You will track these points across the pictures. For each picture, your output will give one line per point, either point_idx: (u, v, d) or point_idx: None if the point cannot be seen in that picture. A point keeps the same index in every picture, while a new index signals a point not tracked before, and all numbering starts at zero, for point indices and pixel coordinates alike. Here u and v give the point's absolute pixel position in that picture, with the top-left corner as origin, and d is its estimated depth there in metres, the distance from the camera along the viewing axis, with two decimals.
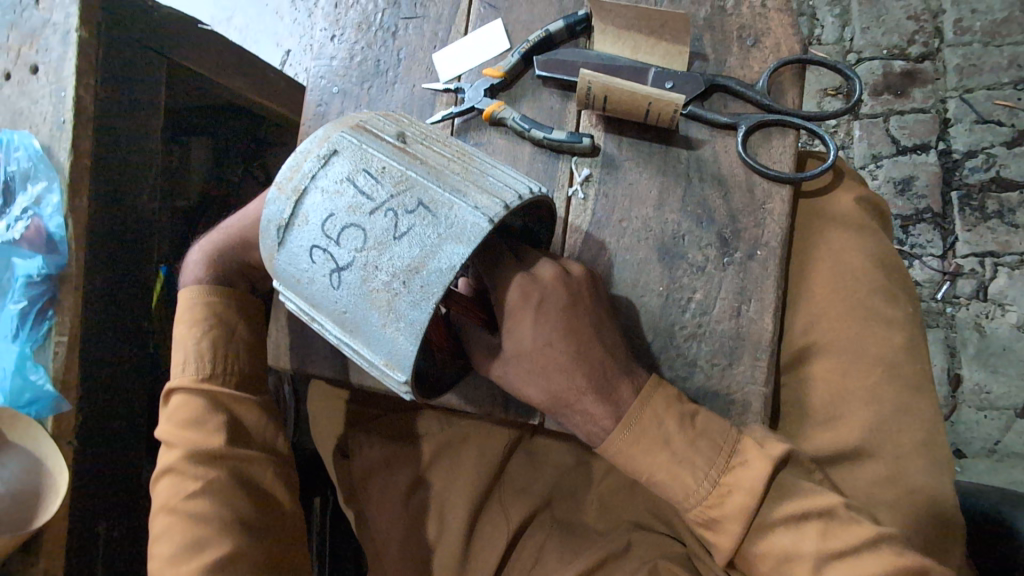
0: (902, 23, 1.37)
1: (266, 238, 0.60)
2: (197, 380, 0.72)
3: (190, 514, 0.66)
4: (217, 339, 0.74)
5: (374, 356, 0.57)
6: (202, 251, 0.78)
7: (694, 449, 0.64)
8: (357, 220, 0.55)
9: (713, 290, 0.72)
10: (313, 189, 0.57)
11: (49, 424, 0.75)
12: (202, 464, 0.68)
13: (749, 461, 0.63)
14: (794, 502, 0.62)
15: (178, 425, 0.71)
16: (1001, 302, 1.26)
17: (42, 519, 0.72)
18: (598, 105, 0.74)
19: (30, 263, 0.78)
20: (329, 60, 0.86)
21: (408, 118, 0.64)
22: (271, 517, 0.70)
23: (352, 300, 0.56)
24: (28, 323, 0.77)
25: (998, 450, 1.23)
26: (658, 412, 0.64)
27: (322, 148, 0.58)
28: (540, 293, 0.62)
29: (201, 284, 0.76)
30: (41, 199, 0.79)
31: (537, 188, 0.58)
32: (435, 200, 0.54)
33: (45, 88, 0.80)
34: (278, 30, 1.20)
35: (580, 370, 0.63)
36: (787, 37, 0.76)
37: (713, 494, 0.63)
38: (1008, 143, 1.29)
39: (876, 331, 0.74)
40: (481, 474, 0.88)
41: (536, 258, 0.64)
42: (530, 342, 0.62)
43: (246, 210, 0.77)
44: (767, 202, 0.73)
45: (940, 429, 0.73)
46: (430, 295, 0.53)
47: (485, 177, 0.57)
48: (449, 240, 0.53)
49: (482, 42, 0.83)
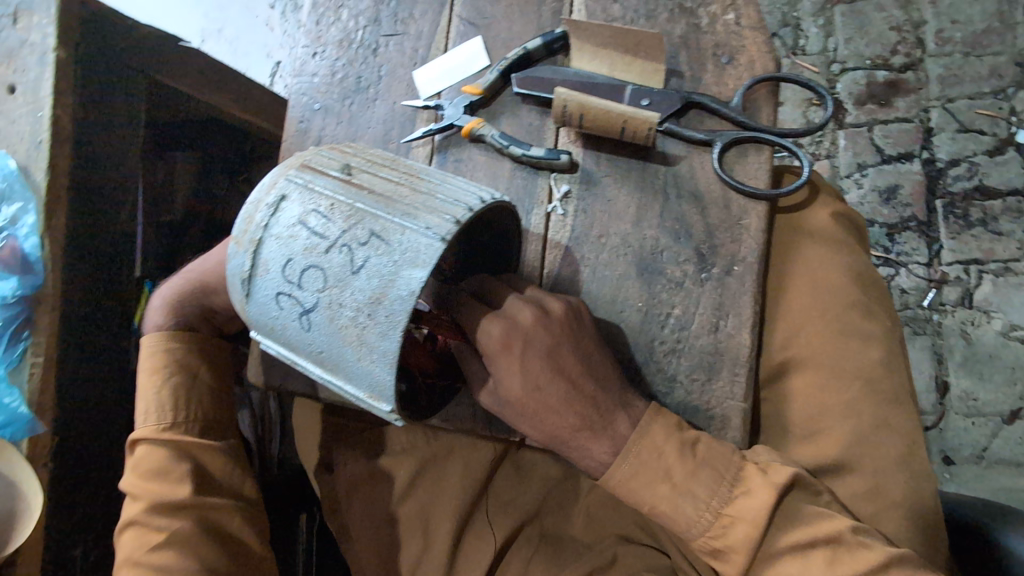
0: (884, 34, 1.38)
1: (235, 291, 0.61)
2: (159, 429, 0.71)
3: (154, 566, 0.65)
4: (179, 388, 0.73)
5: (357, 391, 0.58)
6: (160, 299, 0.76)
7: (683, 463, 0.64)
8: (316, 261, 0.56)
9: (691, 306, 0.72)
10: (268, 237, 0.57)
11: (25, 446, 0.73)
12: (167, 514, 0.68)
13: (755, 490, 0.64)
14: (800, 529, 0.63)
15: (141, 476, 0.70)
16: (986, 309, 1.27)
17: (14, 545, 0.70)
18: (575, 122, 0.74)
19: (2, 283, 0.75)
20: (311, 77, 0.86)
21: (354, 149, 0.63)
22: (241, 560, 0.70)
23: (326, 340, 0.57)
24: (1, 344, 0.75)
25: (986, 457, 1.23)
26: (658, 442, 0.65)
27: (270, 196, 0.58)
28: (522, 340, 0.62)
29: (163, 331, 0.74)
30: (17, 220, 0.78)
31: (488, 196, 0.57)
32: (386, 228, 0.54)
33: (21, 108, 0.79)
34: (268, 42, 1.26)
35: (558, 412, 0.64)
36: (762, 54, 0.77)
37: (716, 524, 0.64)
38: (990, 152, 1.30)
39: (855, 345, 0.75)
40: (466, 490, 0.87)
41: (512, 299, 0.64)
42: (520, 390, 0.63)
43: (209, 257, 0.78)
44: (744, 218, 0.73)
45: (920, 441, 0.73)
46: (396, 324, 0.53)
47: (433, 195, 0.57)
48: (405, 266, 0.53)
49: (461, 59, 0.84)
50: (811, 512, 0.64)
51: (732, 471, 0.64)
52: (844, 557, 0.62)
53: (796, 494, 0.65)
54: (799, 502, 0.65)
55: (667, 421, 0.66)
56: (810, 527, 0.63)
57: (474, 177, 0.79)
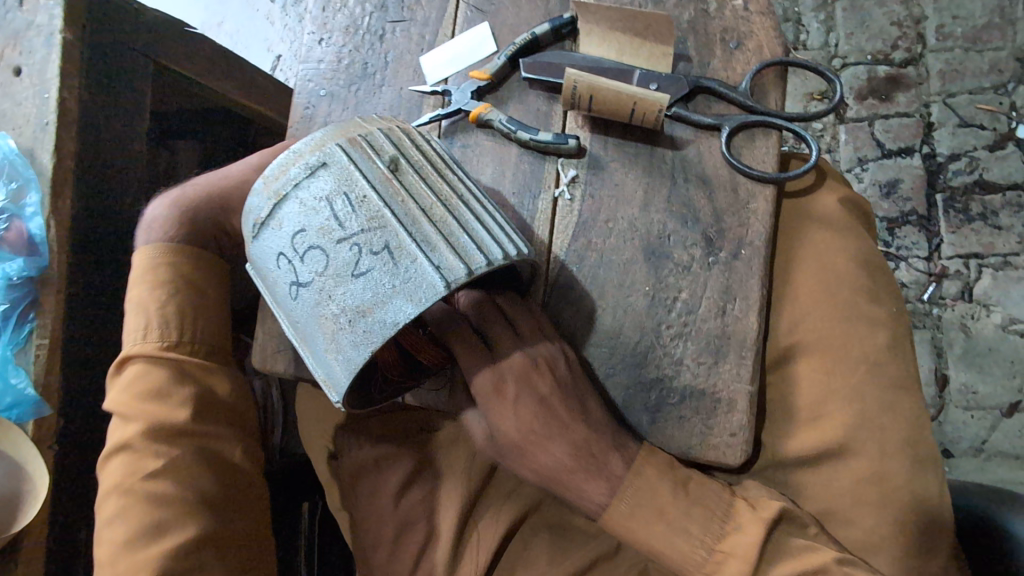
0: (885, 29, 1.39)
1: (245, 226, 0.62)
2: (160, 348, 0.67)
3: (150, 495, 0.62)
4: (184, 306, 0.69)
5: (315, 368, 0.60)
6: (171, 204, 0.72)
7: (677, 503, 0.66)
8: (324, 244, 0.56)
9: (698, 289, 0.72)
10: (293, 197, 0.57)
11: (31, 427, 0.73)
12: (166, 439, 0.64)
13: (744, 526, 0.65)
14: (792, 564, 0.64)
15: (134, 395, 0.65)
16: (986, 303, 1.27)
17: (19, 525, 0.70)
18: (583, 104, 0.75)
19: (9, 264, 0.76)
20: (316, 63, 0.86)
21: (413, 136, 0.62)
22: (238, 499, 0.67)
23: (304, 315, 0.58)
24: (9, 326, 0.75)
25: (985, 449, 1.23)
26: (652, 483, 0.66)
27: (313, 156, 0.57)
28: (513, 388, 0.67)
29: (170, 240, 0.71)
30: (21, 199, 0.77)
31: (511, 251, 0.57)
32: (401, 247, 0.55)
33: (28, 90, 0.79)
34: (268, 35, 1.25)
35: (552, 442, 0.67)
36: (770, 40, 0.77)
37: (708, 560, 0.65)
38: (990, 146, 1.31)
39: (861, 331, 0.75)
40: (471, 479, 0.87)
41: (504, 346, 0.67)
42: (513, 434, 0.67)
43: (230, 170, 0.75)
44: (751, 202, 0.73)
45: (925, 427, 0.74)
46: (371, 341, 0.54)
47: (461, 232, 0.56)
48: (401, 295, 0.54)
49: (468, 44, 0.84)
50: (800, 545, 0.65)
51: (722, 508, 0.66)
52: None
53: (784, 530, 0.66)
54: (788, 537, 0.66)
55: (659, 461, 0.67)
56: (799, 561, 0.64)
57: (481, 161, 0.78)
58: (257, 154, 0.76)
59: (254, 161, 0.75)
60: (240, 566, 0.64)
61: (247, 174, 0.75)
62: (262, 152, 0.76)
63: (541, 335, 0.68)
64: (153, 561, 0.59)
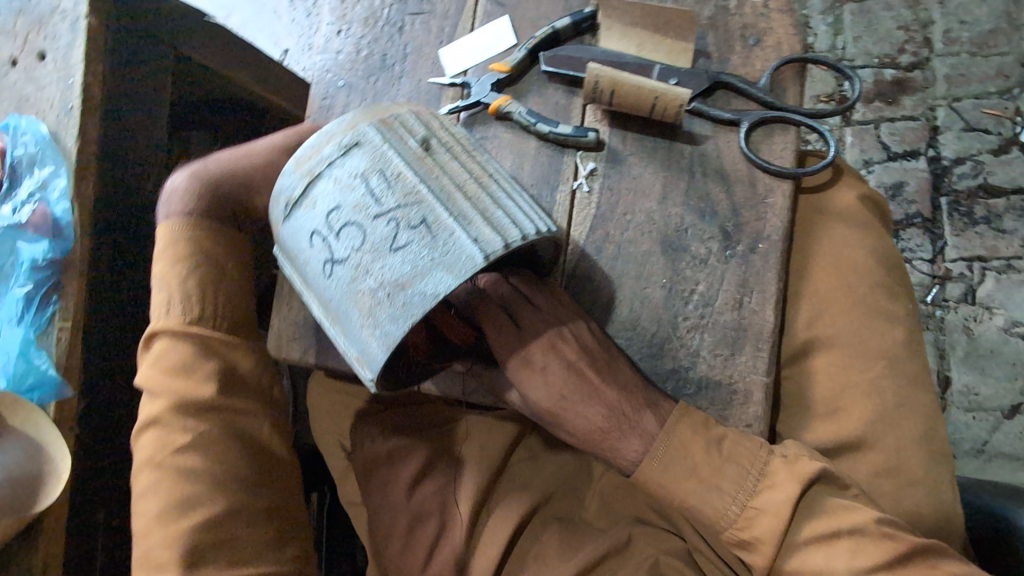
0: (892, 33, 1.40)
1: (275, 208, 0.62)
2: (185, 322, 0.68)
3: (180, 469, 0.63)
4: (204, 279, 0.69)
5: (348, 348, 0.59)
6: (194, 175, 0.72)
7: (709, 460, 0.64)
8: (360, 220, 0.57)
9: (715, 282, 0.73)
10: (327, 175, 0.58)
11: (53, 409, 0.73)
12: (192, 413, 0.65)
13: (778, 483, 0.63)
14: (823, 521, 0.62)
15: (162, 371, 0.66)
16: (989, 305, 1.28)
17: (41, 506, 0.69)
18: (605, 98, 0.75)
19: (37, 247, 0.76)
20: (335, 54, 0.87)
21: (441, 120, 0.64)
22: (268, 472, 0.67)
23: (338, 294, 0.58)
24: (33, 307, 0.75)
25: (986, 451, 1.24)
26: (685, 442, 0.64)
27: (346, 136, 0.59)
28: (542, 358, 0.66)
29: (187, 215, 0.70)
30: (47, 183, 0.78)
31: (544, 228, 0.59)
32: (438, 222, 0.56)
33: (52, 75, 0.79)
34: None
35: (585, 406, 0.66)
36: (789, 36, 0.79)
37: (741, 515, 0.63)
38: (995, 150, 1.32)
39: (872, 326, 0.76)
40: (482, 472, 0.87)
41: (530, 315, 0.67)
42: (546, 402, 0.66)
43: (252, 147, 0.74)
44: (769, 196, 0.74)
45: (934, 421, 0.75)
46: (409, 314, 0.54)
47: (495, 208, 0.58)
48: (440, 267, 0.55)
49: (488, 37, 0.84)
50: (836, 504, 0.62)
51: (757, 466, 0.64)
52: (868, 545, 0.60)
53: (819, 488, 0.64)
54: (822, 495, 0.63)
55: (694, 419, 0.65)
56: (830, 520, 0.61)
57: (500, 153, 0.79)
58: (282, 134, 0.75)
59: (277, 139, 0.73)
60: (270, 538, 0.64)
61: (270, 151, 0.73)
62: (286, 131, 0.75)
63: (566, 307, 0.69)
64: (184, 533, 0.60)
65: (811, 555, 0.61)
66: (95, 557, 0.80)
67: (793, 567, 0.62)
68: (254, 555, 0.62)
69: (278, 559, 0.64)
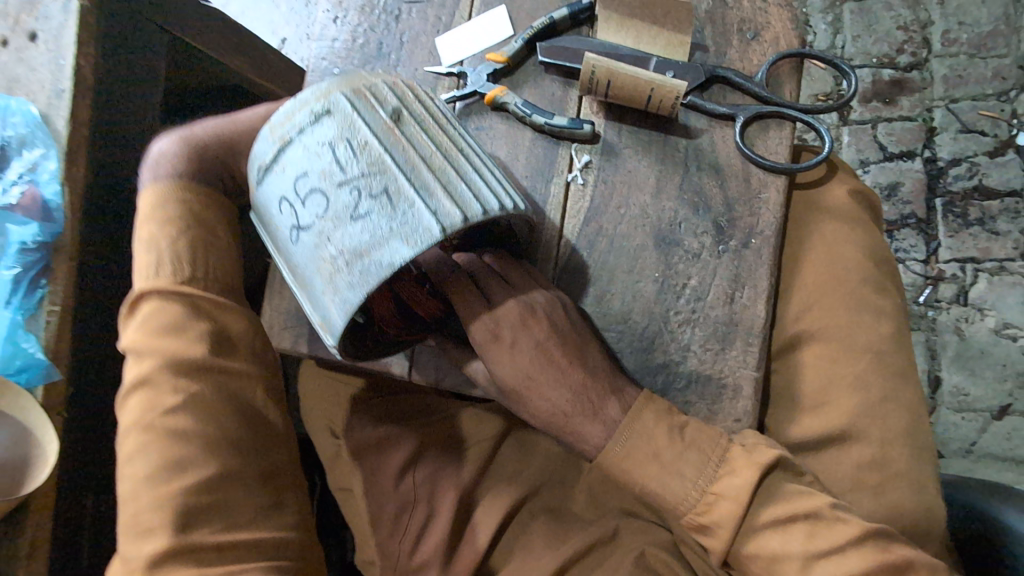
0: (891, 33, 1.40)
1: (250, 172, 0.63)
2: (175, 283, 0.66)
3: (171, 431, 0.61)
4: (196, 241, 0.68)
5: (312, 314, 0.60)
6: (181, 141, 0.72)
7: (672, 446, 0.63)
8: (325, 188, 0.57)
9: (707, 276, 0.73)
10: (297, 142, 0.59)
11: (41, 393, 0.72)
12: (183, 375, 0.63)
13: (737, 470, 0.62)
14: (781, 505, 0.61)
15: (150, 331, 0.65)
16: (980, 307, 1.29)
17: (29, 490, 0.69)
18: (601, 90, 0.75)
19: (26, 229, 0.76)
20: (330, 42, 0.86)
21: (417, 92, 0.63)
22: (262, 440, 0.66)
23: (304, 260, 0.59)
24: (21, 289, 0.75)
25: (974, 451, 1.25)
26: (649, 428, 0.64)
27: (318, 103, 0.59)
28: (509, 333, 0.64)
29: (178, 181, 0.70)
30: (37, 165, 0.78)
31: (508, 205, 0.58)
32: (400, 193, 0.56)
33: (43, 56, 0.78)
34: (274, 18, 1.27)
35: (552, 385, 0.64)
36: (786, 31, 0.78)
37: (701, 500, 0.62)
38: (990, 152, 1.33)
39: (864, 322, 0.76)
40: (470, 469, 0.87)
41: (502, 293, 0.65)
42: (512, 379, 0.64)
43: (239, 117, 0.74)
44: (762, 192, 0.74)
45: (921, 417, 0.75)
46: (366, 283, 0.55)
47: (458, 182, 0.57)
48: (398, 238, 0.54)
49: (486, 28, 0.84)
50: (795, 491, 0.62)
51: (717, 454, 0.63)
52: (819, 531, 0.60)
53: (778, 475, 0.63)
54: (785, 481, 0.63)
55: (658, 407, 0.65)
56: (787, 505, 0.61)
57: (495, 145, 0.79)
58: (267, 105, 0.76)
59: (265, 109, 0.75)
60: (265, 506, 0.63)
61: (259, 123, 0.74)
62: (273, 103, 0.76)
63: (533, 285, 0.67)
64: (174, 497, 0.59)
65: (767, 540, 0.61)
66: (82, 542, 0.79)
67: (750, 551, 0.62)
68: (248, 521, 0.61)
69: (273, 527, 0.62)
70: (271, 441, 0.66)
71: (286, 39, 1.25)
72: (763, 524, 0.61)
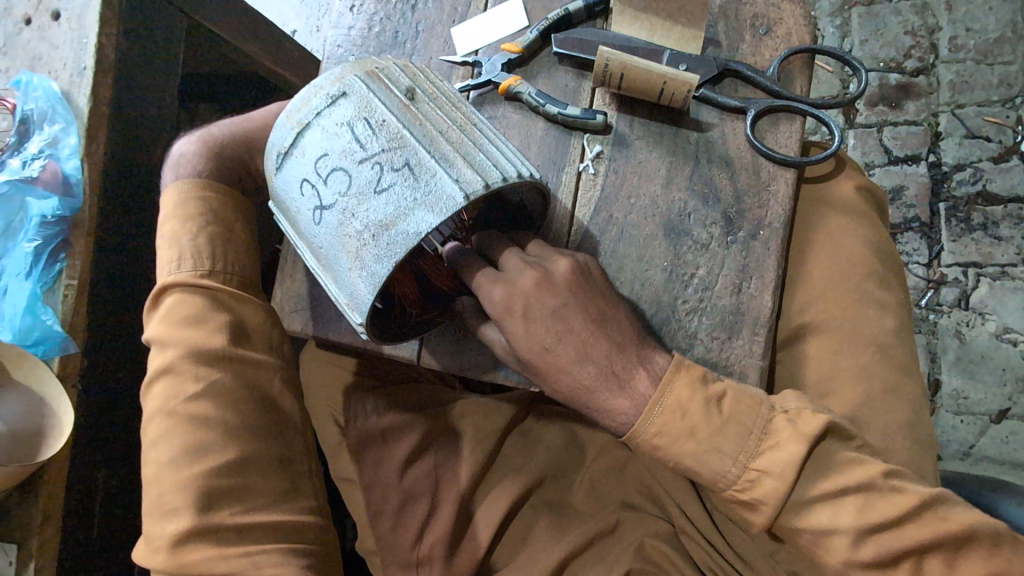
0: (899, 38, 1.41)
1: (268, 161, 0.64)
2: (196, 276, 0.67)
3: (192, 417, 0.62)
4: (215, 236, 0.69)
5: (338, 293, 0.61)
6: (199, 140, 0.74)
7: (709, 421, 0.61)
8: (346, 166, 0.58)
9: (716, 267, 0.74)
10: (315, 125, 0.60)
11: (56, 365, 0.75)
12: (204, 364, 0.64)
13: (783, 443, 0.60)
14: (828, 480, 0.60)
15: (172, 324, 0.66)
16: (982, 311, 1.30)
17: (43, 456, 0.70)
18: (614, 81, 0.77)
19: (45, 203, 0.77)
20: (347, 30, 0.87)
21: (427, 73, 0.65)
22: (278, 428, 0.67)
23: (328, 239, 0.60)
24: (40, 262, 0.76)
25: (972, 454, 1.26)
26: (681, 406, 0.62)
27: (333, 87, 0.60)
28: (522, 302, 0.63)
29: (197, 178, 0.71)
30: (57, 140, 0.79)
31: (526, 172, 0.59)
32: (421, 164, 0.57)
33: (66, 35, 0.80)
34: (285, 11, 1.28)
35: (568, 358, 0.63)
36: (799, 27, 0.80)
37: (743, 478, 0.61)
38: (995, 158, 1.34)
39: (869, 316, 0.77)
40: (476, 454, 0.87)
41: (514, 262, 0.65)
42: (528, 350, 0.63)
43: (252, 115, 0.77)
44: (772, 184, 0.76)
45: (924, 412, 0.76)
46: (394, 254, 0.56)
47: (476, 151, 0.58)
48: (423, 207, 0.56)
49: (501, 18, 0.85)
50: (846, 458, 0.61)
51: (759, 426, 0.61)
52: (878, 500, 0.59)
53: (830, 444, 0.62)
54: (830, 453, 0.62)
55: (691, 375, 0.63)
56: (838, 478, 0.60)
57: (507, 134, 0.80)
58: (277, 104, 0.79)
59: (275, 105, 0.78)
60: (283, 490, 0.65)
61: (271, 118, 0.77)
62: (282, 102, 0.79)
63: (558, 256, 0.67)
64: (196, 480, 0.60)
65: (816, 514, 0.60)
66: (94, 515, 0.81)
67: (802, 524, 0.60)
68: (267, 504, 0.63)
69: (290, 511, 0.64)
70: (286, 432, 0.67)
71: (296, 31, 1.26)
72: (815, 498, 0.60)
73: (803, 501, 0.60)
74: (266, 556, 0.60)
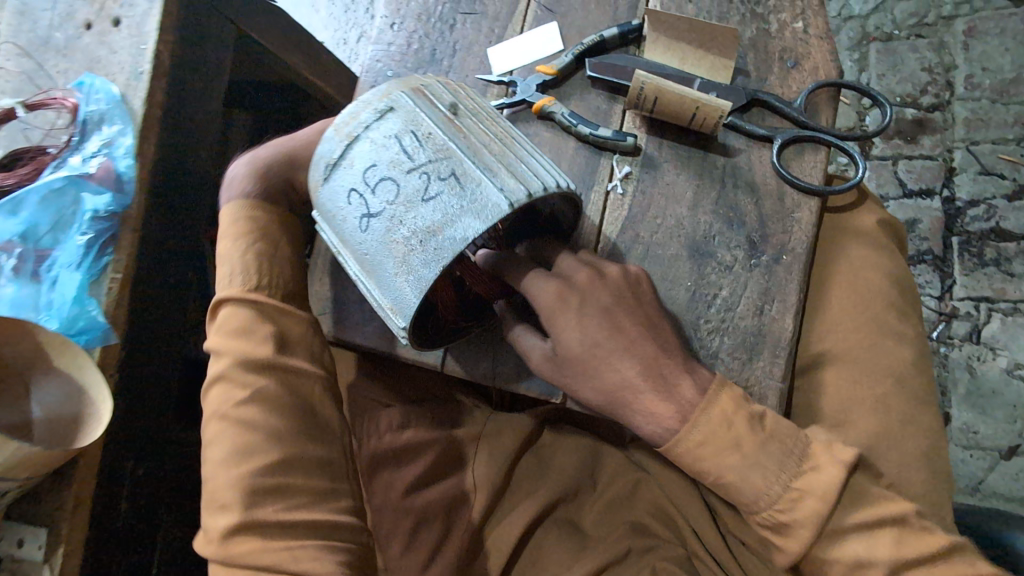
0: (916, 74, 1.44)
1: (314, 172, 0.67)
2: (245, 291, 0.70)
3: (242, 420, 0.65)
4: (262, 252, 0.72)
5: (382, 298, 0.64)
6: (248, 162, 0.76)
7: (754, 436, 0.63)
8: (395, 176, 0.61)
9: (739, 288, 0.76)
10: (364, 137, 0.63)
11: (98, 353, 0.76)
12: (253, 372, 0.67)
13: (822, 466, 0.62)
14: (865, 511, 0.62)
15: (225, 336, 0.69)
16: (993, 346, 1.30)
17: (81, 443, 0.71)
18: (648, 105, 0.79)
19: (97, 198, 0.80)
20: (386, 46, 0.91)
21: (467, 90, 0.68)
22: (312, 424, 0.68)
23: (374, 245, 0.62)
24: (89, 255, 0.79)
25: (981, 489, 1.26)
26: (704, 423, 0.64)
27: (381, 102, 0.63)
28: (578, 297, 0.66)
29: (249, 198, 0.74)
30: (113, 141, 0.82)
31: (564, 183, 0.62)
32: (467, 174, 0.60)
33: (126, 40, 0.84)
34: (313, 22, 1.34)
35: (593, 362, 0.65)
36: (825, 62, 0.83)
37: (784, 498, 0.62)
38: (1009, 196, 1.35)
39: (888, 344, 0.79)
40: (492, 471, 0.85)
41: (569, 263, 0.69)
42: (576, 346, 0.65)
43: (296, 135, 0.78)
44: (796, 211, 0.78)
45: (938, 442, 0.77)
46: (441, 258, 0.59)
47: (518, 162, 0.61)
48: (469, 214, 0.58)
49: (538, 41, 0.88)
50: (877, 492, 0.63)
51: (799, 448, 0.63)
52: (908, 538, 0.61)
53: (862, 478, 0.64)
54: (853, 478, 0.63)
55: (734, 392, 0.65)
56: (872, 509, 0.62)
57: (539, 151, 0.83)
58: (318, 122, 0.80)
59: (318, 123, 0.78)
60: (323, 490, 0.65)
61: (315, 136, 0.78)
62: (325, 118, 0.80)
63: (587, 267, 0.69)
64: (249, 477, 0.62)
65: (847, 545, 0.61)
66: (119, 504, 0.83)
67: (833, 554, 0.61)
68: (308, 502, 0.64)
69: (333, 509, 0.65)
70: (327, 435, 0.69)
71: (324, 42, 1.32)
72: (847, 528, 0.61)
73: (835, 529, 0.61)
74: (304, 551, 0.61)
